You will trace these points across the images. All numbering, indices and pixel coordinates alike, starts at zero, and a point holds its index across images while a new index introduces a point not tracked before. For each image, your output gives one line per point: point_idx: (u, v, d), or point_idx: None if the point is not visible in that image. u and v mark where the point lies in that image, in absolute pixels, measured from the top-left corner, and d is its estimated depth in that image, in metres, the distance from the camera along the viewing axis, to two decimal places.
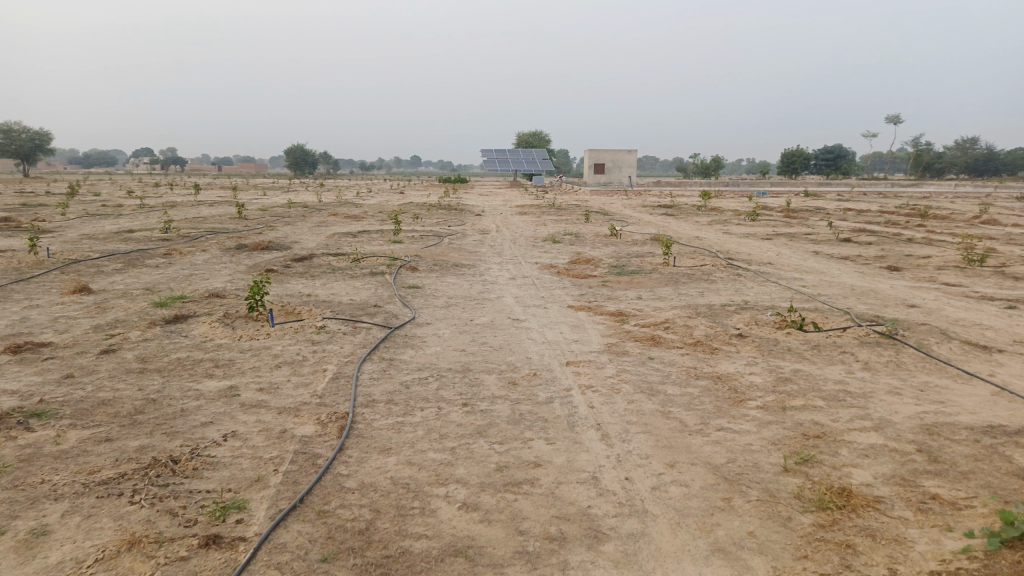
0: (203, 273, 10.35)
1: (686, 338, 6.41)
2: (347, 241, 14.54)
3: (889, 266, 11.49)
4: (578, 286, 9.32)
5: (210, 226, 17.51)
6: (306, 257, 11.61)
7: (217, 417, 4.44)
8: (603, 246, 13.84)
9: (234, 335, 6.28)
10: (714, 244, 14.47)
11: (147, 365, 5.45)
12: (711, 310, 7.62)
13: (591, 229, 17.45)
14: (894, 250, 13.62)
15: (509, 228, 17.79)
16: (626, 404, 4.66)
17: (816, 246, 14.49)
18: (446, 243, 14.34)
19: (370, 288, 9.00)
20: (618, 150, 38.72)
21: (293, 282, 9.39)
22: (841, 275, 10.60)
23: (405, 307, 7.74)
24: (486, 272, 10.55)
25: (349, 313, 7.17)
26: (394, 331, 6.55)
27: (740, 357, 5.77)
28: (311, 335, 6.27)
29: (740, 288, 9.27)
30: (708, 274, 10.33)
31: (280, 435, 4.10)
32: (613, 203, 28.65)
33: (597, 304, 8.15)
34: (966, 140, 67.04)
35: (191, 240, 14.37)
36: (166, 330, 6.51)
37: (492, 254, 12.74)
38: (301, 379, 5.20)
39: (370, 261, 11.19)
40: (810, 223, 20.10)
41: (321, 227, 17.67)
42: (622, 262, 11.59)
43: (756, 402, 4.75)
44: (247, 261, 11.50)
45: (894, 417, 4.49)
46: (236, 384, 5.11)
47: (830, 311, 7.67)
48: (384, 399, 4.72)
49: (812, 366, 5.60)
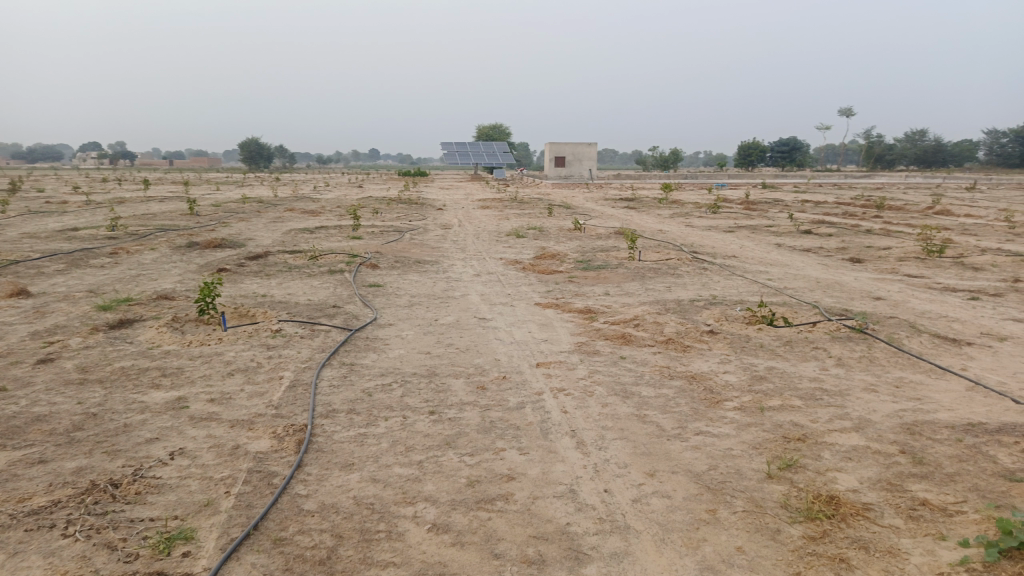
0: (152, 273, 9.87)
1: (657, 335, 6.26)
2: (304, 237, 14.11)
3: (851, 258, 11.55)
4: (544, 282, 9.13)
5: (160, 223, 16.86)
6: (262, 255, 11.19)
7: (163, 433, 4.12)
8: (567, 240, 13.66)
9: (184, 341, 5.93)
10: (678, 238, 14.42)
11: (88, 376, 5.08)
12: (680, 305, 7.50)
13: (554, 222, 17.27)
14: (854, 242, 13.74)
15: (472, 222, 17.53)
16: (600, 409, 4.47)
17: (778, 238, 14.55)
18: (407, 239, 14.01)
19: (328, 287, 8.67)
20: (577, 144, 38.61)
21: (248, 282, 9.00)
22: (805, 267, 10.61)
23: (366, 307, 7.44)
24: (449, 269, 10.28)
25: (307, 315, 6.85)
26: (356, 333, 6.26)
27: (713, 355, 5.64)
28: (266, 339, 5.94)
29: (707, 282, 9.17)
30: (674, 268, 10.24)
31: (232, 452, 3.80)
32: (574, 196, 28.57)
33: (565, 301, 7.96)
34: (915, 133, 68.76)
35: (139, 238, 13.79)
36: (110, 337, 6.11)
37: (455, 250, 12.48)
38: (256, 388, 4.89)
39: (329, 259, 10.83)
40: (770, 215, 20.25)
41: (278, 223, 17.14)
42: (588, 256, 11.44)
43: (733, 402, 4.61)
44: (200, 260, 11.03)
45: (872, 416, 4.39)
46: (185, 395, 4.78)
47: (799, 305, 7.61)
48: (345, 408, 4.45)
49: (786, 363, 5.49)
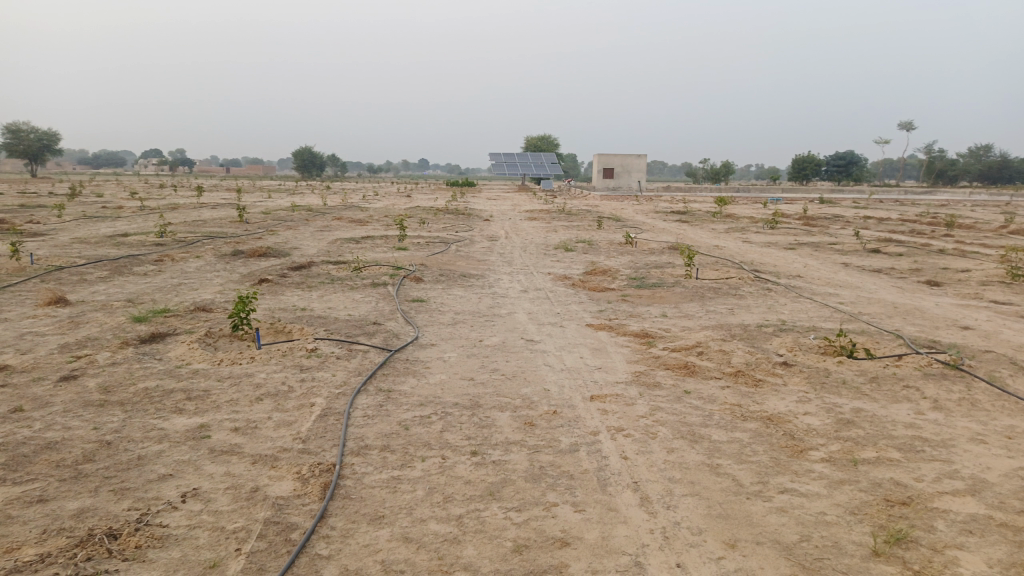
0: (193, 282, 9.67)
1: (724, 366, 5.66)
2: (349, 247, 13.84)
3: (927, 281, 10.71)
4: (596, 301, 8.60)
5: (208, 231, 16.83)
6: (305, 266, 10.91)
7: (179, 468, 3.73)
8: (618, 255, 13.09)
9: (214, 359, 5.57)
10: (736, 254, 13.71)
11: (109, 397, 4.74)
12: (746, 331, 6.88)
13: (604, 236, 16.71)
14: (927, 263, 12.83)
15: (520, 234, 17.10)
16: (664, 456, 3.92)
17: (844, 256, 13.73)
18: (453, 251, 13.60)
19: (370, 302, 8.30)
20: (626, 155, 37.95)
21: (288, 294, 8.69)
22: (878, 290, 9.84)
23: (408, 324, 7.02)
24: (495, 284, 9.82)
25: (345, 332, 6.44)
26: (395, 355, 5.82)
27: (789, 393, 5.02)
28: (300, 360, 5.55)
29: (772, 305, 8.51)
30: (735, 288, 9.58)
31: (249, 497, 3.37)
32: (624, 208, 27.96)
33: (619, 323, 7.41)
34: (980, 148, 66.01)
35: (185, 245, 13.68)
36: (138, 353, 5.79)
37: (502, 264, 12.04)
38: (284, 417, 4.48)
39: (372, 271, 10.48)
40: (830, 232, 19.33)
41: (324, 232, 16.97)
42: (641, 273, 10.86)
43: (820, 453, 4.00)
44: (242, 269, 10.81)
45: (989, 475, 3.74)
46: (208, 422, 4.39)
47: (879, 335, 6.91)
48: (379, 445, 4.00)
49: (875, 405, 4.84)
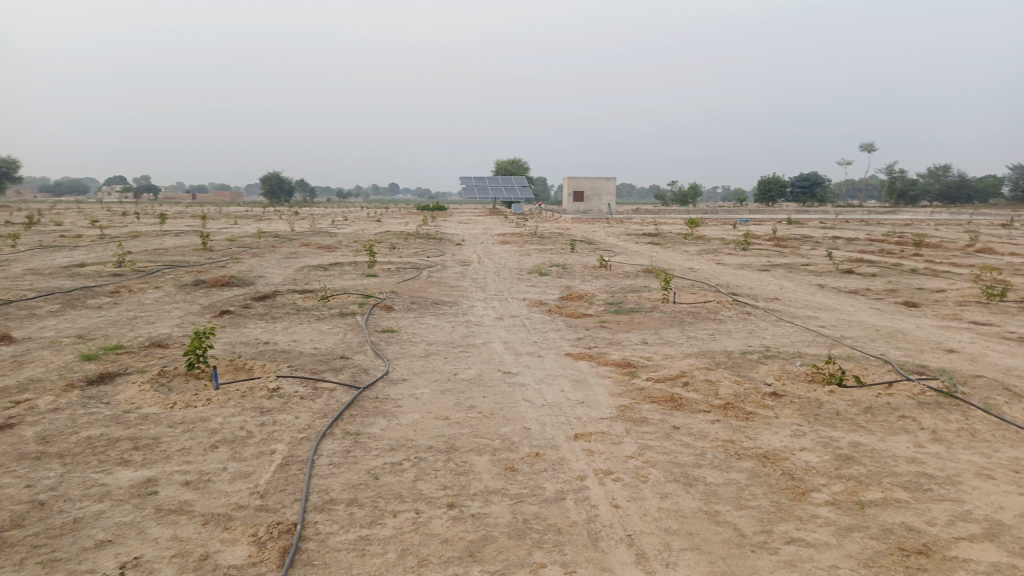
0: (151, 315, 9.19)
1: (712, 398, 5.39)
2: (317, 275, 13.43)
3: (904, 301, 10.63)
4: (573, 328, 8.32)
5: (170, 259, 16.28)
6: (269, 295, 10.47)
7: (121, 533, 3.32)
8: (593, 280, 12.85)
9: (167, 402, 5.15)
10: (711, 277, 13.57)
11: (47, 449, 4.30)
12: (730, 359, 6.63)
13: (577, 260, 16.49)
14: (901, 283, 12.80)
15: (492, 259, 16.83)
16: (658, 504, 3.61)
17: (818, 278, 13.67)
18: (424, 277, 13.26)
19: (338, 333, 7.92)
20: (596, 179, 38.07)
21: (251, 327, 8.27)
22: (857, 312, 9.72)
23: (378, 358, 6.65)
24: (469, 312, 9.49)
25: (310, 368, 6.05)
26: (364, 393, 5.46)
27: (783, 427, 4.76)
28: (261, 401, 5.15)
29: (753, 330, 8.31)
30: (714, 312, 9.37)
31: (197, 567, 2.99)
32: (595, 231, 27.86)
33: (599, 352, 7.13)
34: (938, 169, 67.65)
35: (145, 275, 13.15)
36: (84, 396, 5.34)
37: (475, 290, 11.73)
38: (242, 467, 4.09)
39: (340, 299, 10.09)
40: (802, 252, 19.37)
41: (291, 259, 16.50)
42: (618, 298, 10.63)
43: (823, 495, 3.73)
44: (204, 300, 10.35)
45: (1003, 516, 3.49)
46: (156, 476, 3.98)
47: (866, 360, 6.70)
48: (346, 499, 3.63)
49: (873, 439, 4.60)
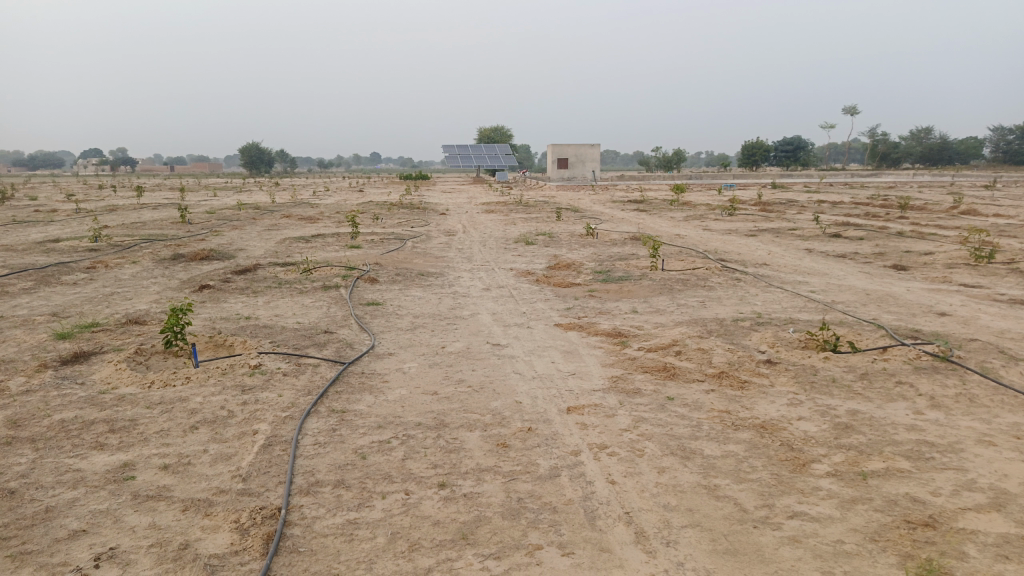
0: (128, 291, 8.93)
1: (706, 367, 5.28)
2: (299, 247, 13.15)
3: (893, 265, 10.57)
4: (562, 298, 8.17)
5: (148, 233, 15.91)
6: (250, 269, 10.22)
7: (96, 521, 3.16)
8: (580, 248, 12.69)
9: (144, 382, 4.96)
10: (699, 243, 13.45)
11: (17, 433, 4.10)
12: (722, 326, 6.52)
13: (563, 228, 16.31)
14: (889, 247, 12.74)
15: (477, 228, 16.60)
16: (656, 479, 3.50)
17: (806, 242, 13.58)
18: (409, 248, 13.04)
19: (321, 307, 7.72)
20: (580, 145, 37.71)
21: (232, 301, 8.05)
22: (847, 277, 9.64)
23: (363, 332, 6.48)
24: (455, 283, 9.31)
25: (293, 344, 5.87)
26: (349, 368, 5.29)
27: (780, 396, 4.66)
28: (242, 379, 4.98)
29: (744, 296, 8.20)
30: (704, 279, 9.26)
31: (176, 557, 2.84)
32: (580, 199, 27.62)
33: (589, 322, 6.99)
34: (920, 132, 67.72)
35: (122, 250, 12.82)
36: (57, 377, 5.13)
37: (461, 260, 11.53)
38: (224, 449, 3.93)
39: (323, 272, 9.86)
40: (788, 217, 19.28)
41: (272, 232, 16.19)
42: (606, 266, 10.48)
43: (824, 466, 3.63)
44: (182, 274, 10.08)
45: (1009, 484, 3.41)
46: (132, 460, 3.81)
47: (859, 325, 6.62)
48: (333, 480, 3.49)
49: (871, 406, 4.51)
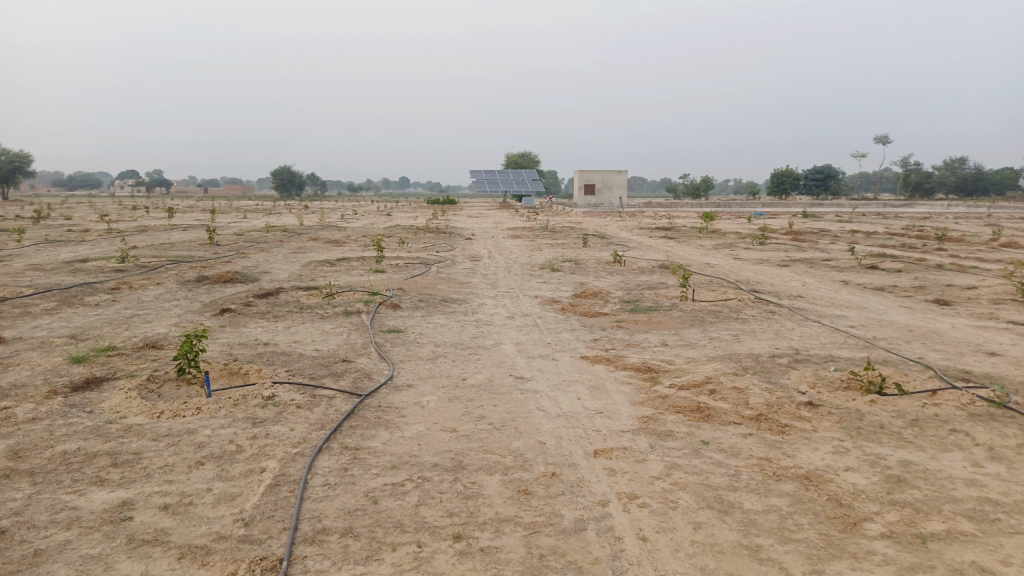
0: (149, 314, 8.84)
1: (742, 408, 4.96)
2: (323, 270, 13.06)
3: (934, 300, 10.14)
4: (588, 329, 7.90)
5: (174, 254, 15.98)
6: (272, 292, 10.10)
7: (86, 568, 2.94)
8: (607, 276, 12.42)
9: (153, 411, 4.78)
10: (729, 273, 13.11)
11: (16, 466, 3.92)
12: (758, 363, 6.19)
13: (590, 255, 16.05)
14: (928, 280, 12.28)
15: (503, 254, 16.42)
16: (691, 536, 3.20)
17: (840, 274, 13.17)
18: (433, 273, 12.88)
19: (341, 333, 7.54)
20: (607, 171, 37.57)
21: (251, 326, 7.90)
22: (886, 311, 9.25)
23: (382, 361, 6.26)
24: (479, 310, 9.08)
25: (309, 373, 5.66)
26: (366, 401, 5.07)
27: (824, 444, 4.33)
28: (254, 411, 4.77)
29: (779, 330, 7.86)
30: (736, 311, 8.93)
31: None
32: (607, 225, 27.38)
33: (617, 355, 6.71)
34: (954, 162, 66.57)
35: (147, 271, 12.82)
36: (65, 404, 4.97)
37: (486, 286, 11.32)
38: (229, 488, 3.71)
39: (345, 297, 9.70)
40: (820, 247, 18.84)
41: (297, 254, 16.16)
42: (633, 295, 10.21)
43: (878, 527, 3.30)
44: (205, 297, 9.99)
45: None
46: (132, 499, 3.60)
47: (904, 365, 6.24)
48: (341, 528, 3.24)
49: (925, 457, 4.16)
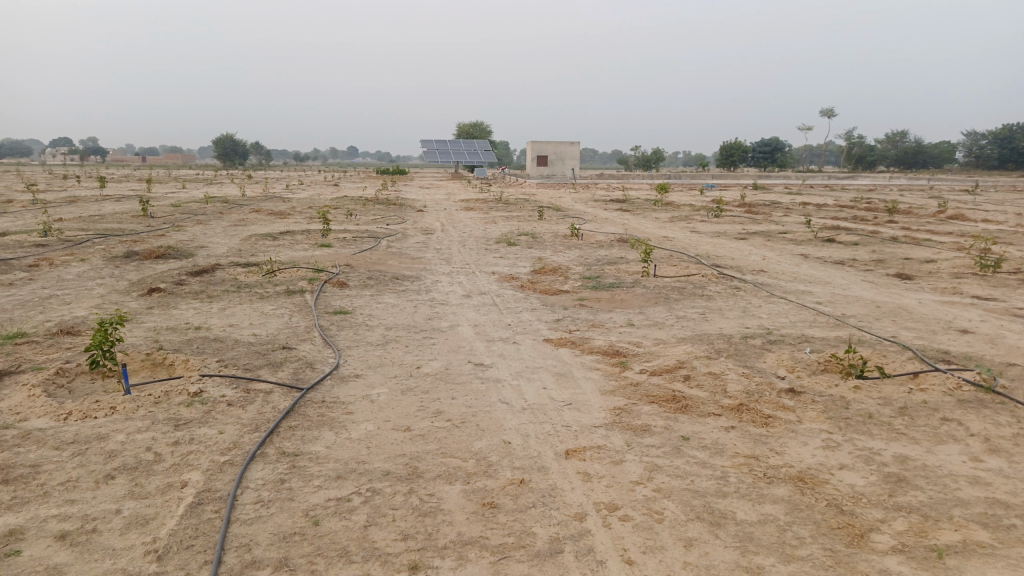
0: (68, 294, 8.04)
1: (721, 397, 4.59)
2: (265, 245, 12.29)
3: (896, 274, 10.00)
4: (549, 308, 7.46)
5: (104, 227, 14.92)
6: (208, 269, 9.36)
7: None
8: (565, 250, 11.99)
9: (59, 413, 4.15)
10: (689, 246, 12.82)
11: None
12: (732, 345, 5.84)
13: (546, 228, 15.58)
14: (886, 253, 12.18)
15: (456, 226, 15.85)
16: (683, 557, 2.79)
17: (799, 247, 13.00)
18: (383, 247, 12.25)
19: (282, 316, 6.93)
20: (560, 142, 37.05)
21: (183, 309, 7.21)
22: (851, 286, 9.05)
23: (327, 348, 5.69)
24: (432, 288, 8.54)
25: (244, 363, 5.07)
26: (308, 396, 4.53)
27: (813, 439, 3.98)
28: (177, 410, 4.18)
29: (747, 308, 7.55)
30: (701, 287, 8.60)
31: None
32: (561, 196, 26.98)
33: (581, 336, 6.27)
34: (896, 135, 68.04)
35: (72, 246, 11.84)
36: None
37: (439, 262, 10.77)
38: (144, 509, 3.16)
39: (288, 275, 9.03)
40: (774, 219, 18.77)
41: (238, 227, 15.27)
42: (594, 270, 9.80)
43: (887, 539, 2.94)
44: (133, 275, 9.19)
45: None
46: (23, 525, 3.01)
47: (881, 346, 5.97)
48: (274, 560, 2.74)
49: (921, 450, 3.85)
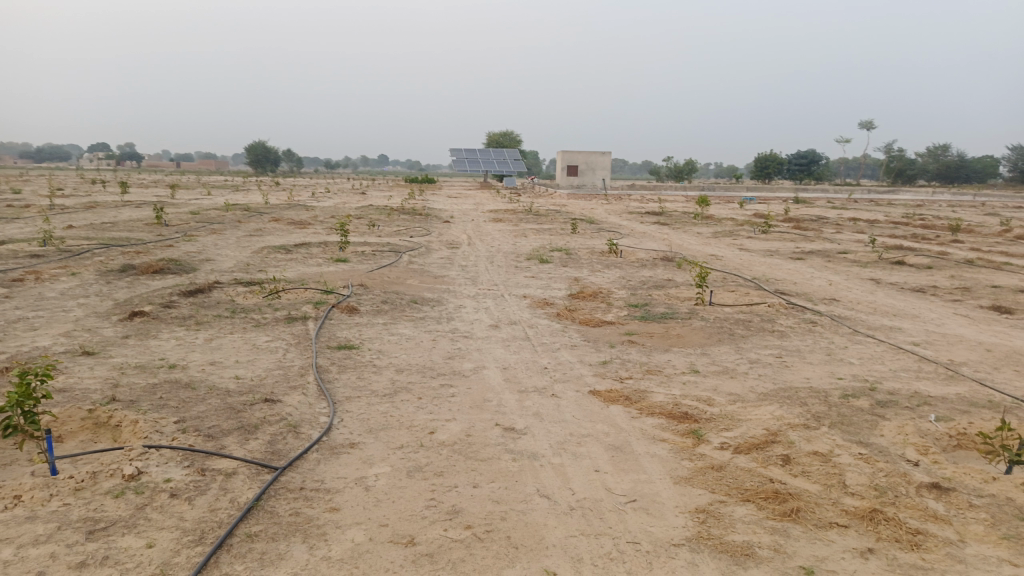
0: (39, 317, 7.03)
1: (842, 499, 3.35)
2: (276, 259, 11.27)
3: (990, 306, 8.64)
4: (594, 345, 6.28)
5: (112, 236, 14.04)
6: (204, 289, 8.31)
7: None
8: (605, 269, 10.81)
9: None
10: (741, 267, 11.56)
11: None
12: (832, 407, 4.59)
13: (581, 242, 14.43)
14: (968, 280, 10.76)
15: (485, 240, 14.79)
16: None
17: (863, 270, 11.68)
18: (404, 263, 11.20)
19: (276, 351, 5.84)
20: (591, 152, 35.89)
21: (163, 339, 6.15)
22: (943, 321, 7.73)
23: (319, 402, 4.55)
24: (455, 316, 7.38)
25: (209, 427, 3.95)
26: (283, 481, 3.38)
27: None
28: (103, 506, 3.06)
29: (831, 350, 6.28)
30: (769, 321, 7.35)
31: None
32: (593, 208, 25.82)
33: (636, 388, 5.08)
34: (937, 149, 65.69)
35: (68, 257, 10.92)
36: None
37: (464, 282, 9.65)
38: None
39: (293, 297, 7.97)
40: (826, 237, 17.33)
41: (253, 238, 14.35)
42: (640, 296, 8.60)
43: None
44: (121, 294, 8.20)
45: None
46: None
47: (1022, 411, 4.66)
48: None
49: None
